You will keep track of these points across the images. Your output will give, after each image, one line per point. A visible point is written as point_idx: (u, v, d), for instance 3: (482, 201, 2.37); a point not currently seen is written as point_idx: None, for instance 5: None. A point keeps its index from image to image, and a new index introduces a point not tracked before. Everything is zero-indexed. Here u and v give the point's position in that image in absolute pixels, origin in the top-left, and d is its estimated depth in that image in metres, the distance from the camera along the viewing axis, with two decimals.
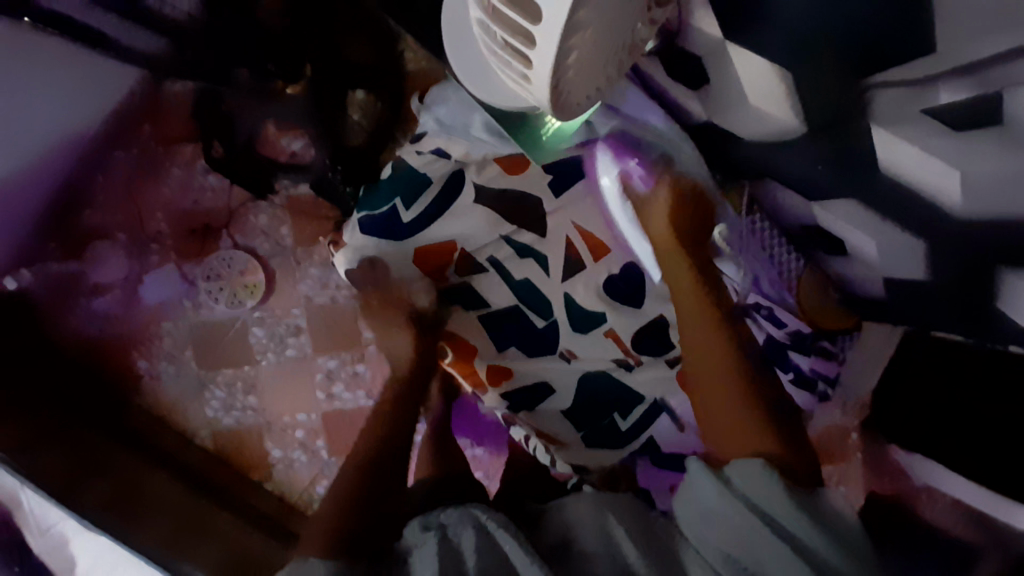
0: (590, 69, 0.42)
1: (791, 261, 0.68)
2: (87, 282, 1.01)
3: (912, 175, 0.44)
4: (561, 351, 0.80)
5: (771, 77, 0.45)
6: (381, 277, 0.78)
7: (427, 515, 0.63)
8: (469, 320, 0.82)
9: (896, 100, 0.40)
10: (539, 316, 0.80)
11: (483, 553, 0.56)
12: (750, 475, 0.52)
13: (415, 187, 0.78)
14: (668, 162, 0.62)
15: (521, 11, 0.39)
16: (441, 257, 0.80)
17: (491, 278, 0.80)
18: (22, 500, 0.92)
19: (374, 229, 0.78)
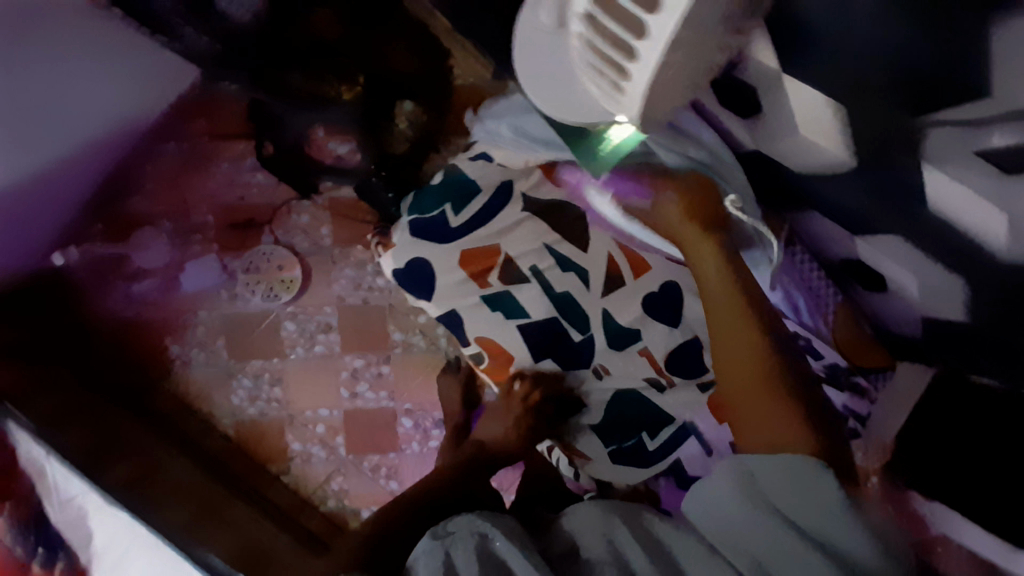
0: (669, 89, 0.43)
1: (831, 295, 0.68)
2: (131, 266, 1.05)
3: (956, 213, 0.44)
4: (594, 364, 0.80)
5: (826, 108, 0.47)
6: (427, 279, 0.84)
7: (436, 527, 0.62)
8: (510, 332, 0.82)
9: (946, 142, 0.40)
10: (576, 330, 0.80)
11: (486, 564, 0.55)
12: (796, 473, 0.50)
13: (464, 196, 0.83)
14: (701, 166, 0.59)
15: (620, 20, 0.39)
16: (486, 262, 0.82)
17: (533, 288, 0.80)
18: (48, 474, 0.94)
19: (423, 231, 0.84)
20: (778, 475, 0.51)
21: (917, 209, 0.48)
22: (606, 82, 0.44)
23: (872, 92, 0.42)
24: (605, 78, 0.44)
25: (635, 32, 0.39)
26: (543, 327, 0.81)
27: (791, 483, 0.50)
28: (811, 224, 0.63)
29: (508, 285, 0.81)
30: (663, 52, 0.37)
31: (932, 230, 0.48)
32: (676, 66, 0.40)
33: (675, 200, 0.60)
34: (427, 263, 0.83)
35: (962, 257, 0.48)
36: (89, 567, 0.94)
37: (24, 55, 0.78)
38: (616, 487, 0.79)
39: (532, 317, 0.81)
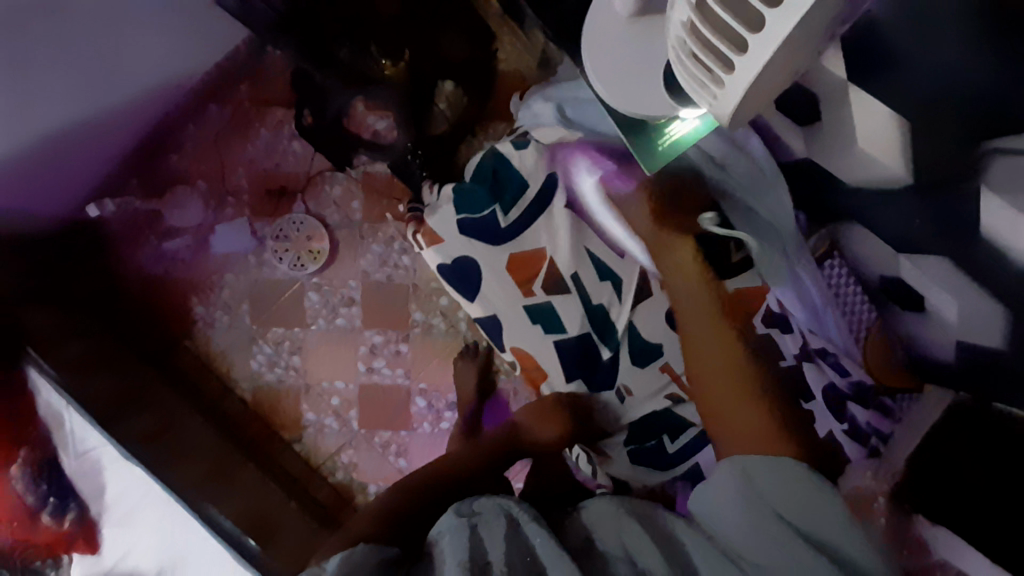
0: (760, 100, 0.39)
1: (864, 312, 0.69)
2: (162, 223, 1.06)
3: (1008, 244, 0.44)
4: (617, 386, 0.79)
5: (891, 123, 0.46)
6: (474, 281, 0.85)
7: (459, 505, 0.63)
8: (545, 345, 0.82)
9: (1012, 170, 0.40)
10: (605, 346, 0.79)
11: (512, 544, 0.57)
12: (792, 478, 0.53)
13: (515, 192, 0.84)
14: (756, 176, 0.68)
15: (730, 10, 0.33)
16: (530, 268, 0.83)
17: (572, 299, 0.80)
18: (65, 420, 0.92)
19: (472, 230, 0.85)
20: (783, 481, 0.53)
21: (970, 238, 0.47)
22: (702, 79, 0.39)
23: (944, 114, 0.41)
24: (703, 71, 0.38)
25: (736, 41, 0.34)
26: (576, 344, 0.80)
27: (794, 496, 0.52)
28: (854, 240, 0.63)
29: (551, 294, 0.81)
30: (764, 67, 0.34)
31: (981, 257, 0.47)
32: (773, 74, 0.35)
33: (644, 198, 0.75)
34: (476, 263, 0.85)
35: (1003, 287, 0.47)
36: (98, 519, 0.94)
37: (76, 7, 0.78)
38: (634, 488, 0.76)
39: (567, 332, 0.80)
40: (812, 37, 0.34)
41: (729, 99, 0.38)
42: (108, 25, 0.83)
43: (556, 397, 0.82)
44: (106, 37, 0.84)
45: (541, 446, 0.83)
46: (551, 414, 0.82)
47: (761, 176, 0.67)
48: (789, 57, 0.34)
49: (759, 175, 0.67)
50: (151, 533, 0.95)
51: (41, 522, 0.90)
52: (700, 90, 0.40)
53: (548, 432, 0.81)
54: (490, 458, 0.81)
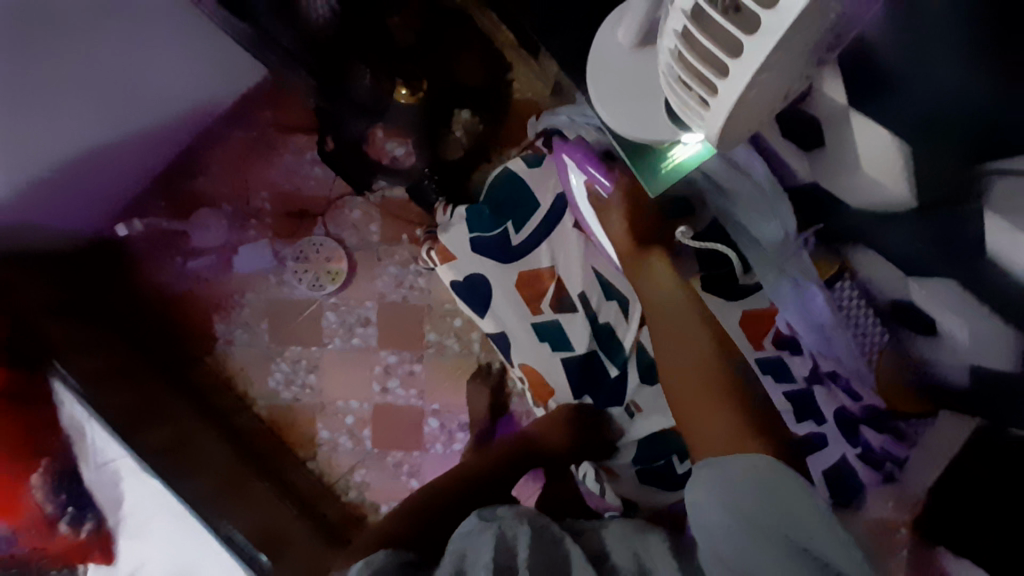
0: (748, 121, 0.40)
1: (876, 334, 0.69)
2: (189, 243, 1.10)
3: (1015, 263, 0.44)
4: (627, 403, 0.79)
5: (887, 145, 0.48)
6: (484, 293, 0.87)
7: (482, 510, 0.64)
8: (552, 360, 0.83)
9: (1013, 190, 0.40)
10: (612, 364, 0.80)
11: (537, 546, 0.57)
12: (777, 488, 0.48)
13: (524, 211, 0.85)
14: (760, 188, 0.66)
15: (714, 37, 0.35)
16: (540, 286, 0.84)
17: (579, 319, 0.81)
18: (87, 435, 0.95)
19: (484, 248, 0.86)
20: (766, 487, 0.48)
21: (976, 259, 0.48)
22: (689, 99, 0.40)
23: (940, 134, 0.42)
24: (691, 94, 0.40)
25: (720, 67, 0.36)
26: (583, 362, 0.81)
27: (775, 496, 0.48)
28: (866, 262, 0.63)
29: (559, 313, 0.83)
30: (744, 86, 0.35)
31: (988, 276, 0.48)
32: (759, 94, 0.36)
33: (620, 201, 0.72)
34: (486, 279, 0.87)
35: (1008, 305, 0.47)
36: (115, 530, 0.97)
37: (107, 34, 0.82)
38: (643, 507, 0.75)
39: (575, 350, 0.81)
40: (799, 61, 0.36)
41: (712, 118, 0.39)
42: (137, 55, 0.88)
43: (564, 407, 0.81)
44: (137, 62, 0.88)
45: (553, 457, 0.81)
46: (559, 423, 0.80)
47: (765, 185, 0.65)
48: (779, 80, 0.36)
49: (762, 188, 0.66)
50: (166, 547, 0.97)
51: (60, 530, 0.92)
52: (689, 112, 0.42)
53: (557, 440, 0.80)
54: (500, 465, 0.80)
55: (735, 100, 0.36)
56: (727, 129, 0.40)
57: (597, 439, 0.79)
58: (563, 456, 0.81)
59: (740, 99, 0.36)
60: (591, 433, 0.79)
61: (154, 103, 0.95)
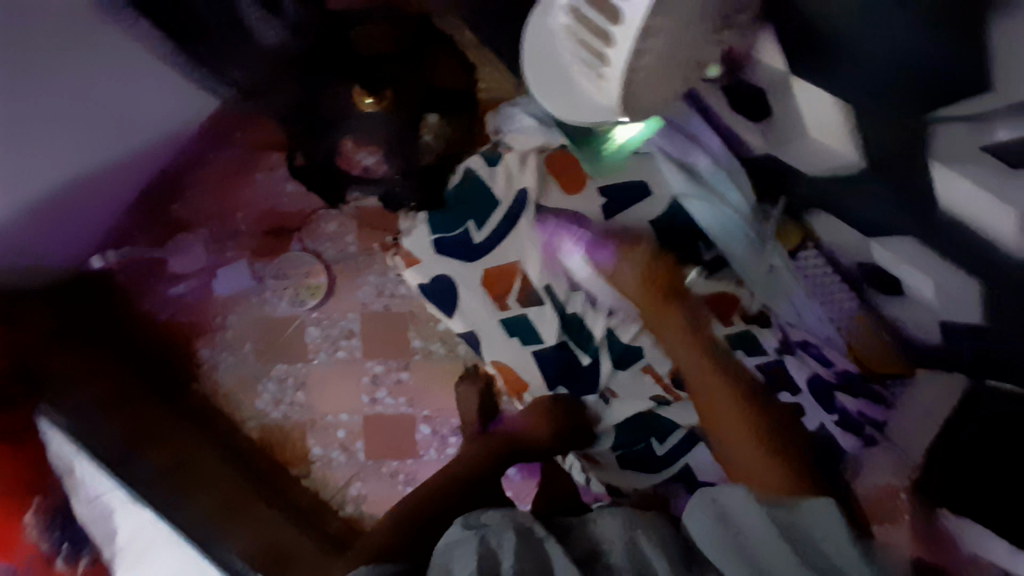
0: (657, 77, 0.45)
1: (848, 301, 0.67)
2: (168, 270, 1.09)
3: (967, 212, 0.45)
4: (600, 390, 0.82)
5: (834, 109, 0.49)
6: (452, 292, 0.89)
7: (467, 517, 0.67)
8: (523, 352, 0.86)
9: (955, 136, 0.42)
10: (583, 353, 0.82)
11: (522, 552, 0.60)
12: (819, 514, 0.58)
13: (485, 210, 0.87)
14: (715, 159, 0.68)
15: (602, 10, 0.42)
16: (506, 279, 0.86)
17: (546, 309, 0.84)
18: (76, 470, 0.94)
19: (448, 249, 0.89)
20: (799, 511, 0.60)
21: (934, 216, 0.49)
22: (591, 72, 0.47)
23: (882, 86, 0.43)
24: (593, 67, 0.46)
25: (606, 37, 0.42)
26: (556, 351, 0.84)
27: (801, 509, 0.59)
28: (824, 229, 0.63)
29: (526, 308, 0.85)
30: (634, 41, 0.40)
31: (943, 226, 0.49)
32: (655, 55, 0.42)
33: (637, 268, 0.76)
34: (453, 278, 0.89)
35: (971, 258, 0.49)
36: (111, 563, 0.92)
37: (96, 73, 0.84)
38: (626, 491, 0.82)
39: (545, 341, 0.84)
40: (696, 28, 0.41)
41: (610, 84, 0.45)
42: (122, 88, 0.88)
43: (543, 399, 0.84)
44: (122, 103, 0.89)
45: (539, 449, 0.83)
46: (543, 416, 0.82)
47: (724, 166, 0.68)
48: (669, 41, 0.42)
49: (718, 164, 0.68)
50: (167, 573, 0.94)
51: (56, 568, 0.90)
52: (596, 90, 0.48)
53: (542, 433, 0.82)
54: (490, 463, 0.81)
55: (644, 61, 0.42)
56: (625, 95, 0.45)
57: (581, 426, 0.83)
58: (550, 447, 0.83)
59: (651, 60, 0.43)
60: (576, 424, 0.82)
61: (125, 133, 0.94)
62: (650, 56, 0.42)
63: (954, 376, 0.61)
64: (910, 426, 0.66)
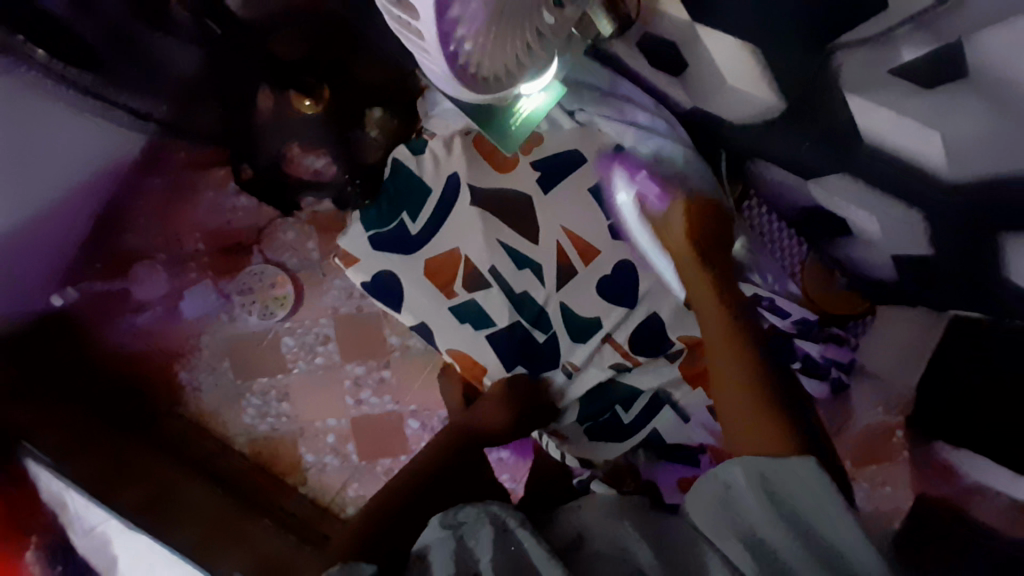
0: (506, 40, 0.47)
1: (795, 247, 0.73)
2: (132, 299, 1.08)
3: (897, 142, 0.44)
4: (562, 365, 0.80)
5: (742, 53, 0.47)
6: (395, 289, 0.83)
7: (444, 514, 0.65)
8: (478, 341, 0.82)
9: (859, 62, 0.41)
10: (539, 330, 0.80)
11: (500, 548, 0.60)
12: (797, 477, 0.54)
13: (418, 199, 0.83)
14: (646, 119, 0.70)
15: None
16: (449, 269, 0.82)
17: (494, 293, 0.80)
18: (69, 505, 0.96)
19: (384, 244, 0.83)
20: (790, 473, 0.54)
21: (862, 146, 0.47)
22: (414, 37, 0.45)
23: (784, 22, 0.41)
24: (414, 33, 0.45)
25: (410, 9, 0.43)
26: (508, 333, 0.80)
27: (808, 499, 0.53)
28: (763, 172, 0.63)
29: (473, 292, 0.81)
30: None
31: (868, 159, 0.48)
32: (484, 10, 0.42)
33: (682, 215, 0.67)
34: (396, 275, 0.83)
35: (911, 184, 0.47)
36: None
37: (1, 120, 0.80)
38: (597, 462, 0.83)
39: (497, 324, 0.81)
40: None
41: (433, 49, 0.44)
42: (36, 133, 0.84)
43: (497, 381, 0.80)
44: (40, 143, 0.86)
45: (502, 432, 0.79)
46: (500, 397, 0.79)
47: (648, 130, 0.70)
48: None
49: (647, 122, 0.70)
50: None
51: None
52: (427, 55, 0.46)
53: (501, 412, 0.78)
54: (451, 452, 0.78)
55: (458, 29, 0.43)
56: (448, 58, 0.44)
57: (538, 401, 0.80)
58: (512, 430, 0.79)
59: (468, 28, 0.43)
60: (533, 399, 0.79)
61: (57, 172, 0.90)
62: (464, 23, 0.42)
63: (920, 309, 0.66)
64: (884, 351, 0.73)
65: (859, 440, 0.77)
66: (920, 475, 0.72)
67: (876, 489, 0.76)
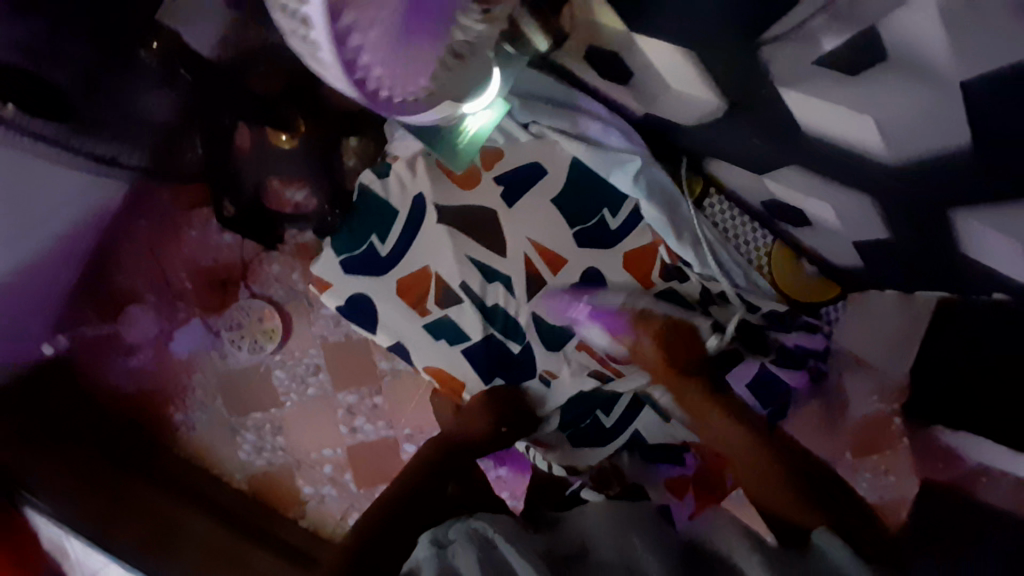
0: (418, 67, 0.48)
1: (758, 236, 0.75)
2: (124, 342, 1.09)
3: (836, 129, 0.46)
4: (539, 373, 0.82)
5: (679, 58, 0.49)
6: (370, 311, 0.84)
7: (436, 532, 0.68)
8: (455, 355, 0.83)
9: (785, 57, 0.42)
10: (513, 341, 0.82)
11: (483, 559, 0.61)
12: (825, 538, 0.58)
13: (385, 221, 0.84)
14: (601, 123, 0.72)
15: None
16: (420, 287, 0.83)
17: (466, 307, 0.82)
18: (68, 549, 0.98)
19: (354, 267, 0.83)
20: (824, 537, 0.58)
21: (805, 137, 0.49)
22: (309, 48, 0.44)
23: (711, 26, 0.43)
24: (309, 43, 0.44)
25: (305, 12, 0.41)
26: (483, 346, 0.82)
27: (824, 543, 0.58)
28: (722, 173, 0.66)
29: (446, 308, 0.83)
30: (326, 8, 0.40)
31: (813, 146, 0.50)
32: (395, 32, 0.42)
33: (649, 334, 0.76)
34: (368, 297, 0.83)
35: (857, 171, 0.49)
36: None
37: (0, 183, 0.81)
38: (582, 469, 0.84)
39: (471, 338, 0.82)
40: (417, 25, 0.47)
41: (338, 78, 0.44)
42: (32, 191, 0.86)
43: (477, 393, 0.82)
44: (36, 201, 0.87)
45: (486, 443, 0.81)
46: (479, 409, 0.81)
47: (602, 136, 0.72)
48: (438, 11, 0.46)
49: (601, 124, 0.72)
50: None
51: None
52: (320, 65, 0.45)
53: (482, 424, 0.81)
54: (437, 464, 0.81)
55: (362, 54, 0.44)
56: (356, 85, 0.45)
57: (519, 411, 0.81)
58: (496, 440, 0.82)
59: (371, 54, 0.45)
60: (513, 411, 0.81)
61: (49, 223, 0.92)
62: (367, 50, 0.44)
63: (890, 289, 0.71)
64: (858, 330, 0.76)
65: (858, 430, 0.79)
66: (920, 460, 0.75)
67: (878, 478, 0.78)
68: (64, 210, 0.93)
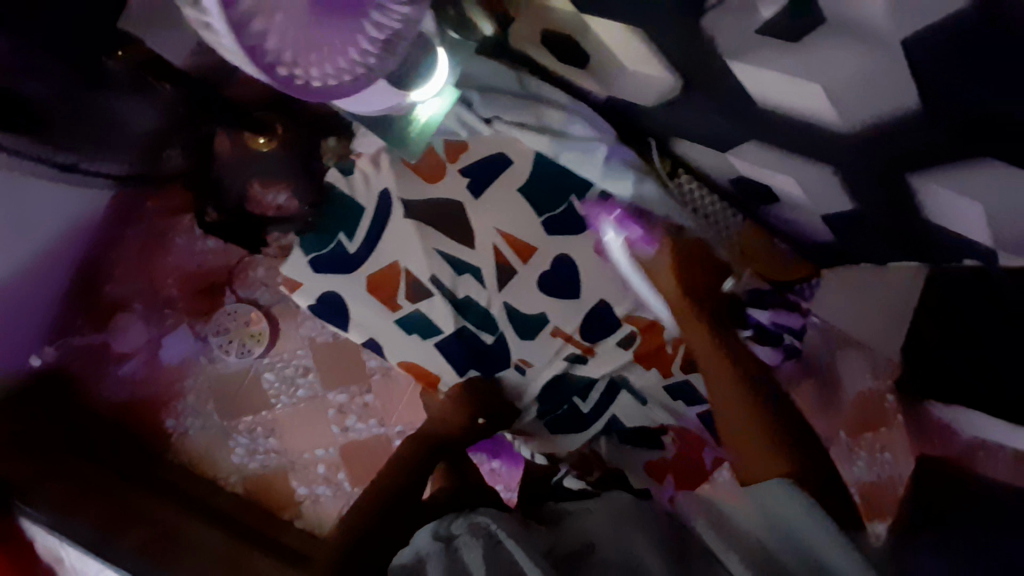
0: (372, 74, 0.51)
1: (731, 219, 0.72)
2: (114, 350, 1.10)
3: (788, 101, 0.46)
4: (514, 363, 0.86)
5: (629, 37, 0.49)
6: (341, 307, 0.90)
7: (438, 525, 0.72)
8: (427, 347, 0.88)
9: (729, 27, 0.42)
10: (486, 332, 0.86)
11: (491, 558, 0.66)
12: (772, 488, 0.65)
13: (353, 220, 0.88)
14: (559, 108, 0.72)
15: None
16: (389, 283, 0.88)
17: (436, 300, 0.86)
18: (65, 558, 0.95)
19: (325, 265, 0.89)
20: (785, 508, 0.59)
21: (761, 111, 0.49)
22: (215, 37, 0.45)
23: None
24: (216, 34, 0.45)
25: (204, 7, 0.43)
26: (456, 338, 0.87)
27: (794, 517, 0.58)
28: (686, 152, 0.66)
29: (416, 303, 0.87)
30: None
31: (770, 120, 0.49)
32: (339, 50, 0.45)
33: (667, 258, 0.74)
34: (339, 294, 0.89)
35: (815, 143, 0.49)
36: None
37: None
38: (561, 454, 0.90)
39: (444, 330, 0.87)
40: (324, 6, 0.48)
41: (248, 66, 0.46)
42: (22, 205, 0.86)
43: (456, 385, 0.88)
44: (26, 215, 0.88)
45: (467, 432, 0.86)
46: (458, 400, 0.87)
47: (563, 122, 0.72)
48: None
49: (559, 110, 0.72)
50: None
51: None
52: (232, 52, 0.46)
53: (461, 413, 0.86)
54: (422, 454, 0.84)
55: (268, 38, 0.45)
56: (266, 69, 0.46)
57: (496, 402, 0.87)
58: (476, 429, 0.86)
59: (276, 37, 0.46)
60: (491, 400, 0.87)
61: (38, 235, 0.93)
62: (274, 34, 0.46)
63: (882, 265, 0.64)
64: (845, 309, 0.71)
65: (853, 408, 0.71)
66: (920, 438, 0.65)
67: (875, 456, 0.68)
68: (51, 222, 0.94)
